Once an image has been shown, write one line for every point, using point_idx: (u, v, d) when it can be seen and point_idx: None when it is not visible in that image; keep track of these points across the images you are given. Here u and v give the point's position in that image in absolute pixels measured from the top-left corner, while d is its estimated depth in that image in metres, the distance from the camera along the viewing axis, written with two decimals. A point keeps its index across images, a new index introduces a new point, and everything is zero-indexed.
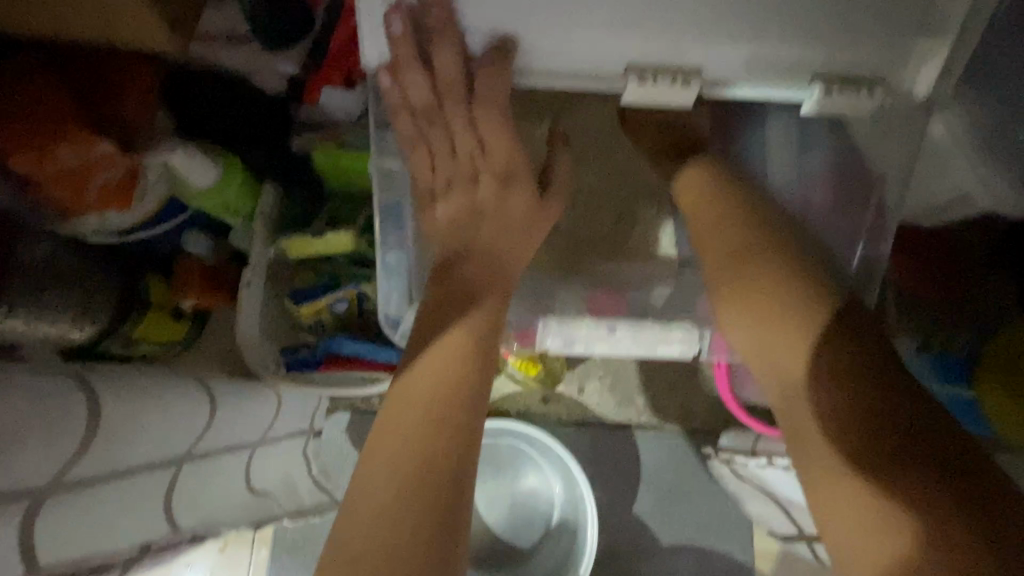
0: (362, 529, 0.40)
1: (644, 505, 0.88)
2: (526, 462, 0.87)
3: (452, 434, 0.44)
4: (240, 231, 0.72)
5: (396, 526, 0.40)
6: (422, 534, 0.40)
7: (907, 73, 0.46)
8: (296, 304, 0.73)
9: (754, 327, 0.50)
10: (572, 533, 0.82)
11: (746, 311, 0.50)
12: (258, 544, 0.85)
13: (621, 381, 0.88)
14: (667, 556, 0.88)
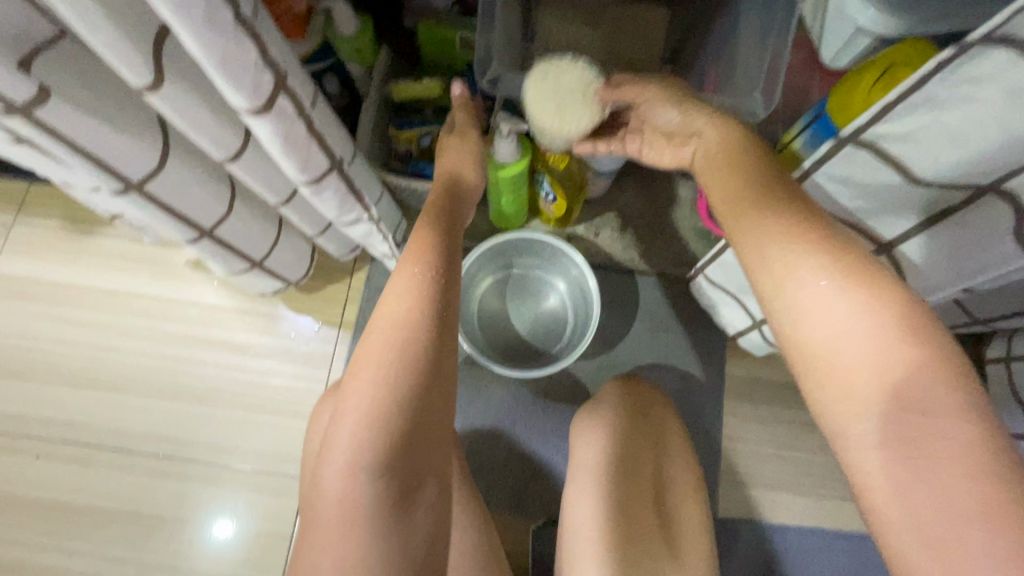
0: (368, 374, 0.56)
1: (639, 329, 1.13)
2: (549, 284, 1.13)
3: (443, 307, 0.61)
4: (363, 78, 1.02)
5: (398, 371, 0.56)
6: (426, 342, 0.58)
7: None
8: (396, 131, 1.02)
9: (787, 267, 0.50)
10: (582, 324, 1.07)
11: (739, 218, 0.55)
12: (343, 326, 1.14)
13: (628, 232, 1.13)
14: (653, 369, 1.11)
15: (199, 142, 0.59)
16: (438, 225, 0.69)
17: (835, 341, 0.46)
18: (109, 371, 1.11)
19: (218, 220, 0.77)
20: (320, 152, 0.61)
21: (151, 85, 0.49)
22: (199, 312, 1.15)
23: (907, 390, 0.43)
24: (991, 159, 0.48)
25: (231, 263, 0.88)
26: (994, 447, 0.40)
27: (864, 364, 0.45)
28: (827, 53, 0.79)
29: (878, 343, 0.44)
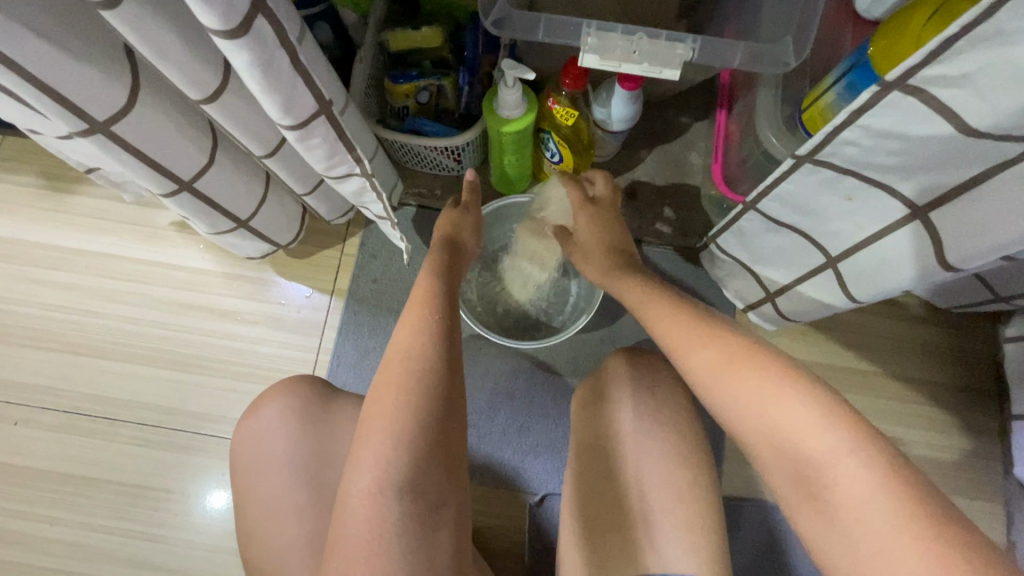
0: (384, 406, 0.57)
1: None
2: None
3: (450, 337, 0.63)
4: (356, 26, 0.95)
5: (415, 398, 0.57)
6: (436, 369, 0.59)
7: None
8: (391, 85, 0.95)
9: (683, 337, 0.62)
10: (588, 291, 1.03)
11: (663, 308, 0.67)
12: (336, 294, 1.09)
13: (636, 198, 1.07)
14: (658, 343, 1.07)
15: (171, 76, 0.53)
16: (436, 269, 0.73)
17: (731, 405, 0.55)
18: (90, 336, 1.06)
19: (198, 172, 0.71)
20: (306, 90, 0.54)
21: (107, 2, 0.43)
22: (184, 276, 1.09)
23: (796, 453, 0.51)
24: None
25: (214, 222, 0.82)
26: (913, 487, 0.46)
27: (768, 451, 0.53)
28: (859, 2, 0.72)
29: (780, 393, 0.53)
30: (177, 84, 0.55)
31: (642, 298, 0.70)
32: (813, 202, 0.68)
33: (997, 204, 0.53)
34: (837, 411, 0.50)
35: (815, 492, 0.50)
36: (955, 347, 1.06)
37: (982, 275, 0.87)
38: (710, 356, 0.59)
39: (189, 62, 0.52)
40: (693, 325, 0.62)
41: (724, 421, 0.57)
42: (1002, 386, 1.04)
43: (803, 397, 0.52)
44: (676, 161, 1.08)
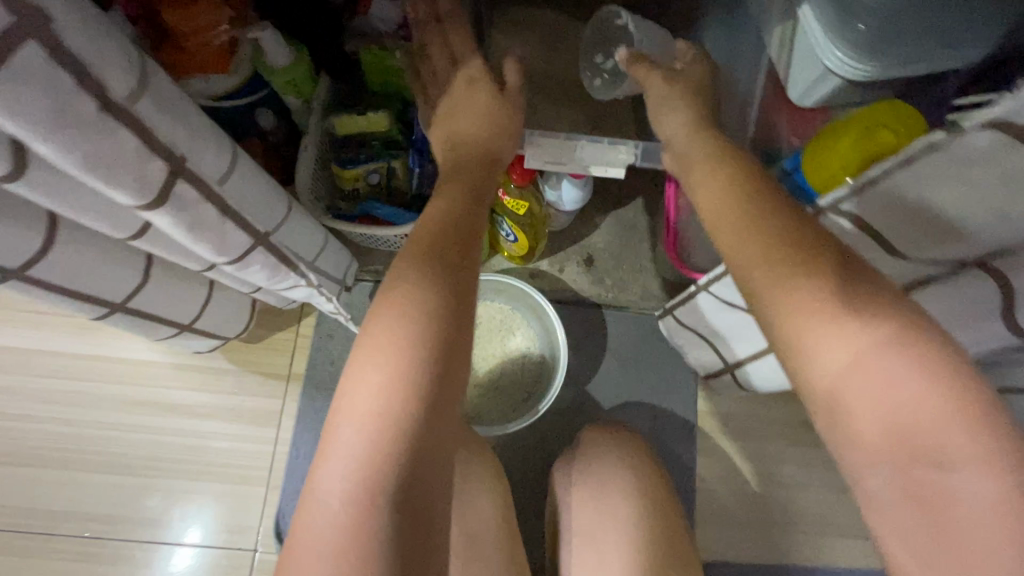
0: (375, 375, 0.45)
1: (608, 366, 1.08)
2: (513, 322, 1.07)
3: (462, 268, 0.52)
4: (301, 111, 0.93)
5: (416, 361, 0.46)
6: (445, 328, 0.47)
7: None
8: (340, 170, 0.93)
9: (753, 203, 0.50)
10: (550, 367, 1.02)
11: (726, 202, 0.51)
12: (293, 379, 1.05)
13: (595, 266, 1.08)
14: (624, 409, 1.07)
15: (91, 224, 0.50)
16: (455, 197, 0.59)
17: (832, 350, 0.42)
18: (24, 442, 0.99)
19: (132, 292, 0.67)
20: (238, 230, 0.52)
21: (12, 175, 0.40)
22: (128, 369, 1.03)
23: (919, 438, 0.38)
24: (978, 241, 0.45)
25: (155, 331, 0.78)
26: (955, 387, 0.38)
27: (809, 338, 0.43)
28: (791, 92, 0.74)
29: (910, 379, 0.39)
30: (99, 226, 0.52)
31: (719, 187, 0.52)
32: None
33: None
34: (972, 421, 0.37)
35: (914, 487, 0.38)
36: None
37: None
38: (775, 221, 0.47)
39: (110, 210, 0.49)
40: (782, 225, 0.46)
41: (817, 324, 0.42)
42: None
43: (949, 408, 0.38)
44: (632, 226, 1.09)
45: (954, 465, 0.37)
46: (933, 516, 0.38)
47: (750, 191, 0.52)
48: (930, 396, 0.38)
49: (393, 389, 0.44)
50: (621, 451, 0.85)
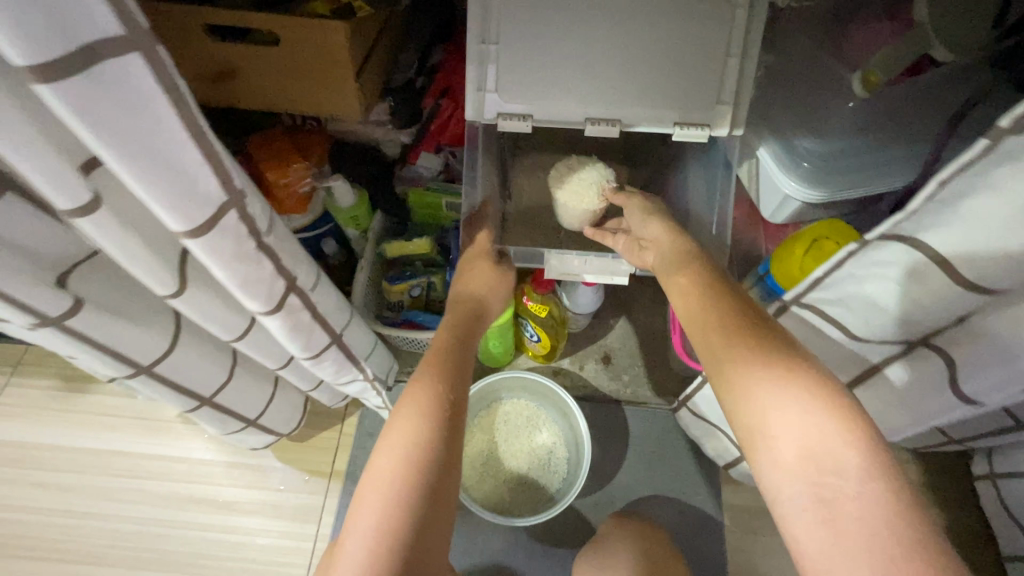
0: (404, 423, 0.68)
1: (629, 460, 1.13)
2: (539, 419, 1.15)
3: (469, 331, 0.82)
4: (358, 239, 1.13)
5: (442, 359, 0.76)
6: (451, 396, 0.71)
7: (716, 115, 0.75)
8: (389, 285, 1.10)
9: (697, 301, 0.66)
10: (576, 457, 1.09)
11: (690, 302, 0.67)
12: (334, 476, 1.13)
13: (612, 364, 1.18)
14: (649, 502, 1.10)
15: (208, 325, 0.64)
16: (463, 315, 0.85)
17: (757, 400, 0.54)
18: (85, 540, 1.06)
19: (218, 388, 0.80)
20: (321, 333, 0.66)
21: (173, 291, 0.56)
22: (188, 468, 1.13)
23: (831, 482, 0.48)
24: (927, 321, 0.54)
25: (226, 424, 0.90)
26: (841, 425, 0.50)
27: (754, 410, 0.54)
28: (765, 210, 0.90)
29: (803, 410, 0.52)
30: (212, 329, 0.66)
31: (721, 358, 0.59)
32: None
33: (934, 374, 0.59)
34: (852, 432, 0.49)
35: (836, 504, 0.47)
36: (941, 487, 1.07)
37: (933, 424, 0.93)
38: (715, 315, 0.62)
39: (223, 315, 0.63)
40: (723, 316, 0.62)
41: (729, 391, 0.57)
42: (991, 527, 1.03)
43: (837, 433, 0.50)
44: (644, 328, 1.21)
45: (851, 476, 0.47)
46: (842, 522, 0.46)
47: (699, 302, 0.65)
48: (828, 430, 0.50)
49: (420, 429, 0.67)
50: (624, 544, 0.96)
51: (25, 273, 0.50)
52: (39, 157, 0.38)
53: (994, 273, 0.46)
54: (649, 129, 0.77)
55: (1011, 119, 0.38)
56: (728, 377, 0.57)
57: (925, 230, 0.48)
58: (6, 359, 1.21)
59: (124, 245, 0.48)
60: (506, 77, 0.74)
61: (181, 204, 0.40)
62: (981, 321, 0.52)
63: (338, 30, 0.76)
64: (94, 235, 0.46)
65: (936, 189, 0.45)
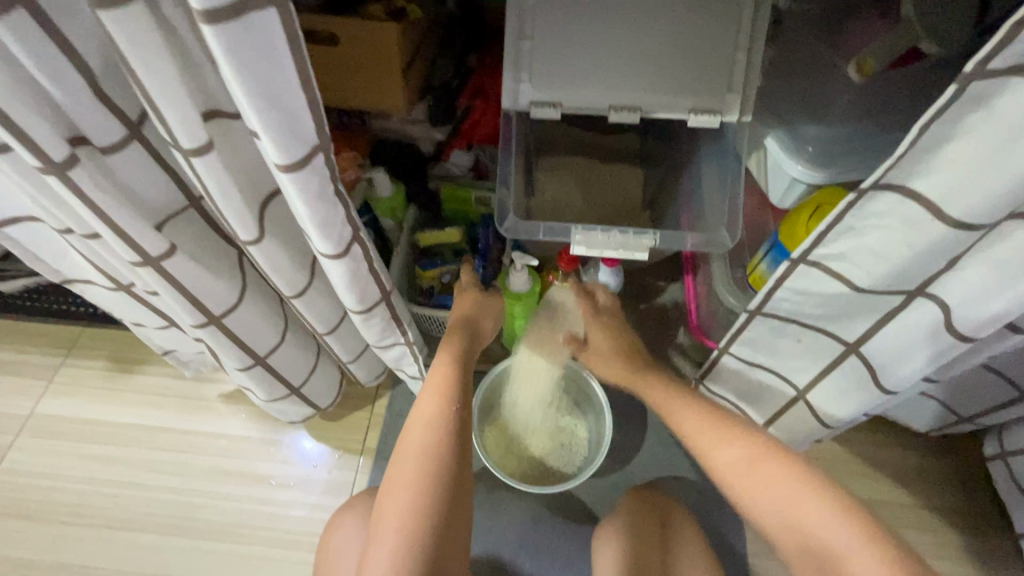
0: (412, 449, 0.75)
1: (647, 441, 1.17)
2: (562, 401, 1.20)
3: (464, 353, 0.88)
4: (393, 229, 1.22)
5: (441, 379, 0.82)
6: (459, 419, 0.79)
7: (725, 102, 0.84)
8: (421, 271, 1.18)
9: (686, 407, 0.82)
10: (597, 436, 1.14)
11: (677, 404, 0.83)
12: (365, 453, 1.18)
13: None
14: (667, 481, 1.14)
15: (273, 278, 0.71)
16: (460, 337, 0.90)
17: (759, 499, 0.70)
18: (130, 508, 1.12)
19: (271, 349, 0.88)
20: (374, 287, 0.73)
21: (252, 237, 0.64)
22: (227, 444, 1.19)
23: (836, 560, 0.63)
24: (923, 263, 0.60)
25: (273, 389, 0.97)
26: (828, 502, 0.66)
27: (763, 510, 0.70)
28: (776, 196, 0.95)
29: (798, 493, 0.68)
30: (276, 284, 0.74)
31: (722, 462, 0.75)
32: (771, 347, 0.84)
33: (934, 317, 0.64)
34: (845, 511, 0.65)
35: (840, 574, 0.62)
36: (955, 470, 1.08)
37: (940, 399, 0.96)
38: (704, 423, 0.78)
39: (288, 268, 0.71)
40: (705, 419, 0.79)
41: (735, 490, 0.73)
42: (1005, 508, 1.04)
43: (825, 509, 0.66)
44: (659, 317, 1.27)
45: (843, 546, 0.63)
46: None
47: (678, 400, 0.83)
48: (824, 514, 0.66)
49: (430, 455, 0.74)
50: (626, 511, 1.00)
51: (136, 213, 0.58)
52: (175, 98, 0.47)
53: (975, 207, 0.52)
54: (665, 116, 0.85)
55: (972, 68, 0.46)
56: (740, 486, 0.72)
57: (911, 178, 0.55)
58: (62, 340, 1.30)
59: (223, 188, 0.56)
60: (537, 68, 0.84)
61: (283, 140, 0.49)
62: (971, 259, 0.58)
63: (388, 30, 0.87)
64: (203, 175, 0.55)
65: (916, 140, 0.51)
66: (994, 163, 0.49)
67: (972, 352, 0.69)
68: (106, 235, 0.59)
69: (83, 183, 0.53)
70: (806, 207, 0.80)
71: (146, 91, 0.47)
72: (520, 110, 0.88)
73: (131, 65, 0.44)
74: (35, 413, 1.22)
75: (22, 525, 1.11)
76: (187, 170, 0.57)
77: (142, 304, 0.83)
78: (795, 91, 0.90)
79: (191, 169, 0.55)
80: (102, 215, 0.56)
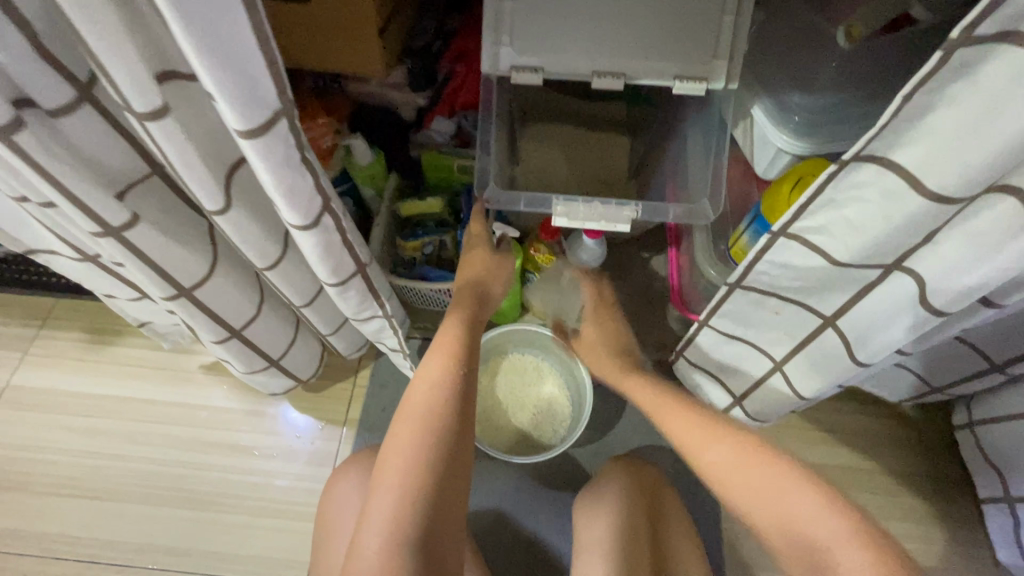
0: (412, 414, 0.75)
1: (628, 411, 1.19)
2: (544, 373, 1.20)
3: (472, 321, 0.87)
4: (374, 199, 1.19)
5: (446, 345, 0.82)
6: (462, 388, 0.78)
7: (713, 68, 0.81)
8: (402, 242, 1.16)
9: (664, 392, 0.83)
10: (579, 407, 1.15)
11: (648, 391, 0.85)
12: (348, 424, 1.18)
13: None
14: (646, 450, 1.16)
15: (244, 249, 0.69)
16: (470, 304, 0.90)
17: (741, 477, 0.68)
18: (112, 479, 1.12)
19: (247, 321, 0.86)
20: (349, 258, 0.71)
21: (220, 208, 0.62)
22: (209, 415, 1.19)
23: (812, 547, 0.62)
24: (902, 236, 0.60)
25: (251, 362, 0.96)
26: (810, 488, 0.65)
27: (740, 492, 0.68)
28: (759, 167, 0.95)
29: (779, 477, 0.67)
30: (248, 255, 0.72)
31: (703, 441, 0.74)
32: (750, 319, 0.84)
33: (911, 290, 0.64)
34: (825, 496, 0.64)
35: (814, 562, 0.61)
36: (926, 438, 1.11)
37: (914, 371, 0.98)
38: (687, 406, 0.79)
39: (259, 239, 0.69)
40: (686, 402, 0.80)
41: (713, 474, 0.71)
42: (971, 475, 1.07)
43: (807, 494, 0.64)
44: (644, 289, 1.26)
45: (821, 533, 0.62)
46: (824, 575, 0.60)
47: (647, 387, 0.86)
48: (803, 499, 0.64)
49: (431, 422, 0.74)
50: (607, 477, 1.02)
51: (93, 181, 0.56)
52: (122, 57, 0.44)
53: (954, 180, 0.52)
54: (650, 82, 0.82)
55: (959, 34, 0.45)
56: (720, 466, 0.71)
57: (892, 150, 0.54)
58: (35, 312, 1.27)
59: (184, 155, 0.54)
60: (517, 30, 0.81)
61: (244, 103, 0.46)
62: (949, 232, 0.57)
63: None
64: (161, 141, 0.52)
65: (898, 111, 0.50)
66: (973, 134, 0.48)
67: (947, 324, 0.69)
68: (62, 204, 0.56)
69: (31, 148, 0.50)
70: (788, 179, 0.78)
71: (90, 50, 0.44)
72: (501, 75, 0.85)
73: (70, 19, 0.41)
74: (12, 385, 1.21)
75: (4, 497, 1.11)
76: (144, 136, 0.54)
77: (112, 275, 0.81)
78: (784, 57, 0.87)
79: (149, 134, 0.52)
80: (55, 182, 0.53)
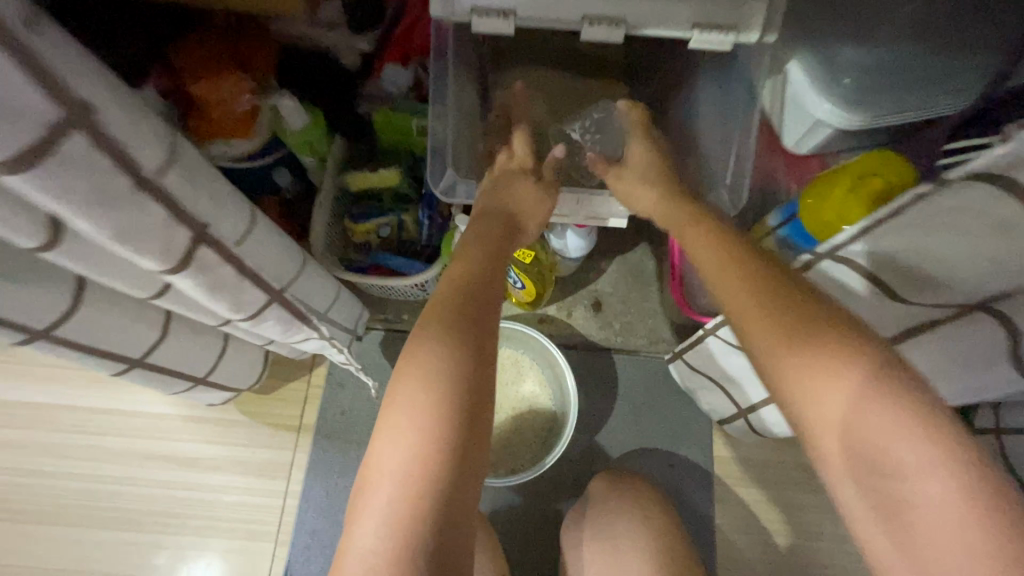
0: (418, 361, 0.51)
1: (617, 411, 1.07)
2: (524, 370, 1.06)
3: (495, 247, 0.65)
4: (316, 169, 0.98)
5: (465, 273, 0.59)
6: (479, 323, 0.55)
7: (747, 13, 0.60)
8: (353, 224, 0.97)
9: (721, 265, 0.55)
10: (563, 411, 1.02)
11: (709, 259, 0.57)
12: (303, 430, 1.05)
13: (603, 310, 1.09)
14: (636, 454, 1.05)
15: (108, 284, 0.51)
16: (491, 223, 0.68)
17: (799, 393, 0.45)
18: (36, 499, 0.99)
19: (149, 348, 0.69)
20: None
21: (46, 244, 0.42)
22: (142, 423, 1.04)
23: (891, 486, 0.41)
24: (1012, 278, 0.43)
25: (169, 384, 0.79)
26: (907, 412, 0.41)
27: (797, 405, 0.46)
28: (787, 138, 0.78)
29: (854, 387, 0.43)
30: (120, 288, 0.53)
31: (734, 306, 0.52)
32: None
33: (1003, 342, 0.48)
34: (918, 419, 0.40)
35: (898, 519, 0.40)
36: None
37: None
38: (735, 277, 0.53)
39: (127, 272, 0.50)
40: (753, 288, 0.51)
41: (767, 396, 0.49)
42: None
43: (895, 415, 0.41)
44: (638, 271, 1.10)
45: (910, 474, 0.40)
46: (911, 541, 0.40)
47: (725, 259, 0.56)
48: (887, 418, 0.41)
49: (446, 371, 0.50)
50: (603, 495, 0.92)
51: None
52: None
53: None
54: (659, 33, 0.62)
55: None
56: (759, 357, 0.49)
57: None
58: None
59: None
60: None
61: None
62: None
63: None
64: None
65: None
66: None
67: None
68: None
69: None
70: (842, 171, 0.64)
71: None
72: (460, 21, 0.62)
73: None
74: None
75: None
76: None
77: None
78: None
79: None
80: None
